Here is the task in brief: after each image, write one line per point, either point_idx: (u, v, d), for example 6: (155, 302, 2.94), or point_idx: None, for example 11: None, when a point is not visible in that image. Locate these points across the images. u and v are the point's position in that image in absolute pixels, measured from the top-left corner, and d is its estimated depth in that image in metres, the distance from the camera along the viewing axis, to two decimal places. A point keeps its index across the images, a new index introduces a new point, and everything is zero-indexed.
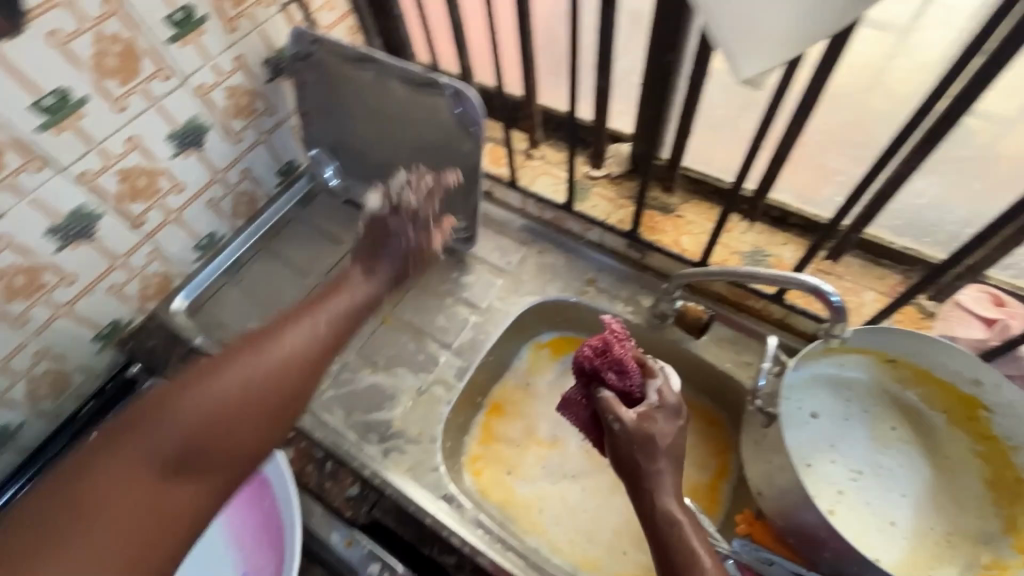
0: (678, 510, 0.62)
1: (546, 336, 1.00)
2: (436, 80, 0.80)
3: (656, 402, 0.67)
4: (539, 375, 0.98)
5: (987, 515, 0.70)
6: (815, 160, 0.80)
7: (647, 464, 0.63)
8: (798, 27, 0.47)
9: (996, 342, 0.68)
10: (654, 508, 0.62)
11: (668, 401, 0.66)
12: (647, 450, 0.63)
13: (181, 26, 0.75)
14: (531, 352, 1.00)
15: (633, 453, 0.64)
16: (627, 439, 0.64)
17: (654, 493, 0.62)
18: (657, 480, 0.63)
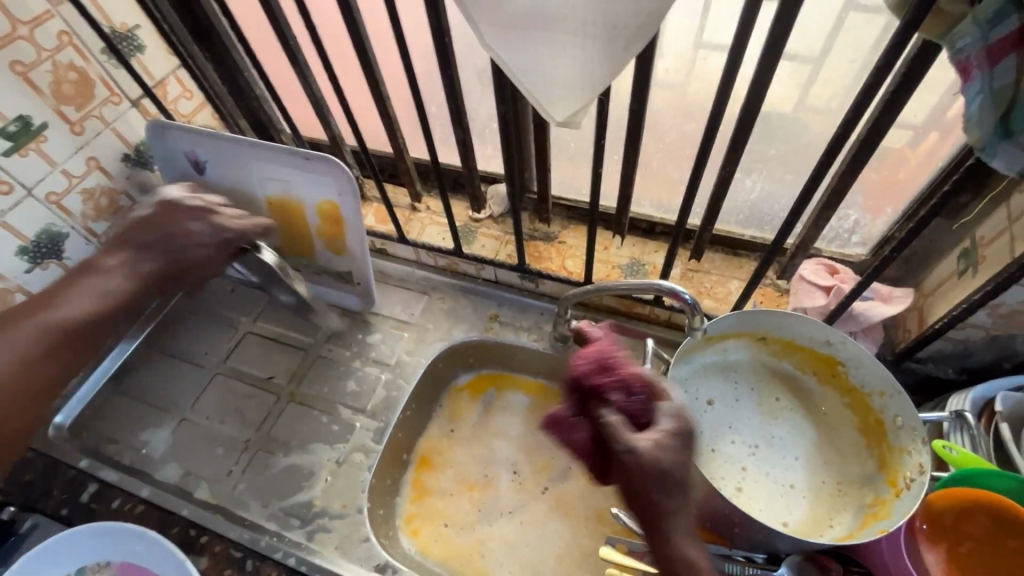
0: None
1: (463, 378, 0.93)
2: (309, 158, 0.78)
3: (675, 424, 0.46)
4: (462, 418, 0.90)
5: (865, 459, 0.69)
6: (661, 173, 0.83)
7: (665, 522, 0.43)
8: (587, 66, 0.46)
9: (836, 305, 0.71)
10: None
11: (689, 429, 0.46)
12: (663, 498, 0.43)
13: (17, 137, 0.72)
14: (451, 397, 0.92)
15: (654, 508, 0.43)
16: (644, 482, 0.43)
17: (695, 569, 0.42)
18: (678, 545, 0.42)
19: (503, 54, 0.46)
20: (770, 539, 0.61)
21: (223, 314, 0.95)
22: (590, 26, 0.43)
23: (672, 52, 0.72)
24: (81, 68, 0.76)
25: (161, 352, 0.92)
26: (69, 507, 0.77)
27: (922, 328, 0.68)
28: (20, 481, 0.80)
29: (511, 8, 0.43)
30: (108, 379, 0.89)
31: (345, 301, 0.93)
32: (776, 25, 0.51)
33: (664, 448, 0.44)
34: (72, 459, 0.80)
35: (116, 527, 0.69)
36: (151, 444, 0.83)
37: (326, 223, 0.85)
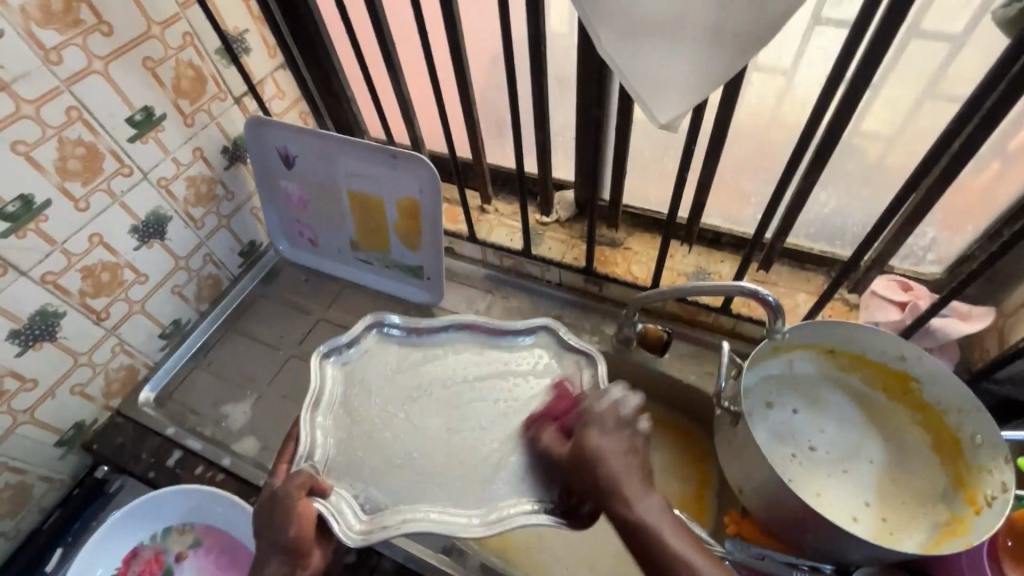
0: (660, 511, 0.49)
1: None
2: (396, 154, 0.83)
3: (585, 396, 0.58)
4: None
5: (936, 473, 0.68)
6: (733, 187, 0.84)
7: (598, 461, 0.49)
8: (697, 74, 0.48)
9: (912, 321, 0.71)
10: (632, 519, 0.48)
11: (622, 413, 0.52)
12: (584, 478, 0.51)
13: (141, 125, 0.78)
14: None
15: (593, 458, 0.50)
16: (630, 464, 0.50)
17: (629, 498, 0.48)
18: (624, 488, 0.49)
19: (614, 60, 0.49)
20: (841, 550, 0.61)
21: (299, 302, 1.01)
22: (706, 32, 0.45)
23: (784, 39, 0.66)
24: (198, 66, 0.82)
25: (240, 333, 0.98)
26: (157, 470, 0.84)
27: (1002, 348, 0.67)
28: (113, 444, 0.85)
29: (634, 13, 0.46)
30: (189, 357, 0.95)
31: (415, 295, 0.98)
32: (878, 32, 0.54)
33: (600, 450, 0.50)
34: (160, 426, 0.86)
35: (201, 492, 0.75)
36: (230, 418, 0.88)
37: (403, 217, 0.90)
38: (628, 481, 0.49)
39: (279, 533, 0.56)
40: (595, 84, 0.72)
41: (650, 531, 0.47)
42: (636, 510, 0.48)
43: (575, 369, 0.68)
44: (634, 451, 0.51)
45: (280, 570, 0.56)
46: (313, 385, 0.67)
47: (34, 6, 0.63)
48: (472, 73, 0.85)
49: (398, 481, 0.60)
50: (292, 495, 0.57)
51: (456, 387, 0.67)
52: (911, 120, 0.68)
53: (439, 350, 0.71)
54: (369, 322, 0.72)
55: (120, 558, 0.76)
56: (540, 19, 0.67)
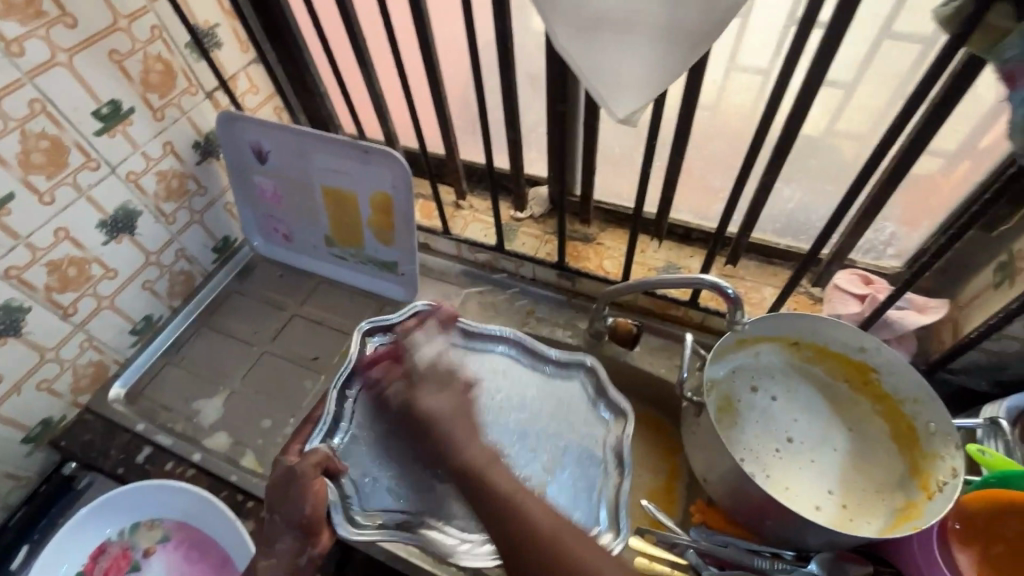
0: (477, 449, 0.54)
1: None
2: (367, 149, 0.83)
3: (415, 364, 0.63)
4: None
5: (894, 462, 0.70)
6: (701, 183, 0.86)
7: (423, 414, 0.56)
8: (652, 69, 0.49)
9: (870, 313, 0.74)
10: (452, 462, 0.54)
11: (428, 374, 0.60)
12: (416, 429, 0.57)
13: (108, 119, 0.77)
14: None
15: (419, 413, 0.56)
16: (450, 420, 0.56)
17: (453, 442, 0.54)
18: (449, 435, 0.55)
19: (571, 55, 0.50)
20: (800, 536, 0.62)
21: (273, 298, 1.01)
22: (659, 27, 0.46)
23: (745, 37, 0.68)
24: (167, 60, 0.82)
25: (213, 329, 0.98)
26: (126, 466, 0.83)
27: (956, 338, 0.70)
28: (81, 440, 0.85)
29: (587, 9, 0.47)
30: (161, 353, 0.94)
31: (390, 290, 0.99)
32: (830, 30, 0.55)
33: (427, 403, 0.57)
34: (129, 423, 0.86)
35: (170, 486, 0.74)
36: (202, 413, 0.88)
37: (376, 213, 0.90)
38: (460, 430, 0.55)
39: (293, 512, 0.64)
40: (562, 80, 0.73)
41: (468, 474, 0.53)
42: (456, 453, 0.54)
43: (601, 424, 0.75)
44: (456, 407, 0.57)
45: (292, 544, 0.65)
46: (353, 356, 0.74)
47: None
48: (444, 68, 0.85)
49: (393, 484, 0.68)
50: (308, 481, 0.64)
51: (481, 401, 0.75)
52: (869, 117, 0.70)
53: (481, 356, 0.79)
54: (420, 309, 0.78)
55: (87, 554, 0.75)
56: (506, 15, 0.68)
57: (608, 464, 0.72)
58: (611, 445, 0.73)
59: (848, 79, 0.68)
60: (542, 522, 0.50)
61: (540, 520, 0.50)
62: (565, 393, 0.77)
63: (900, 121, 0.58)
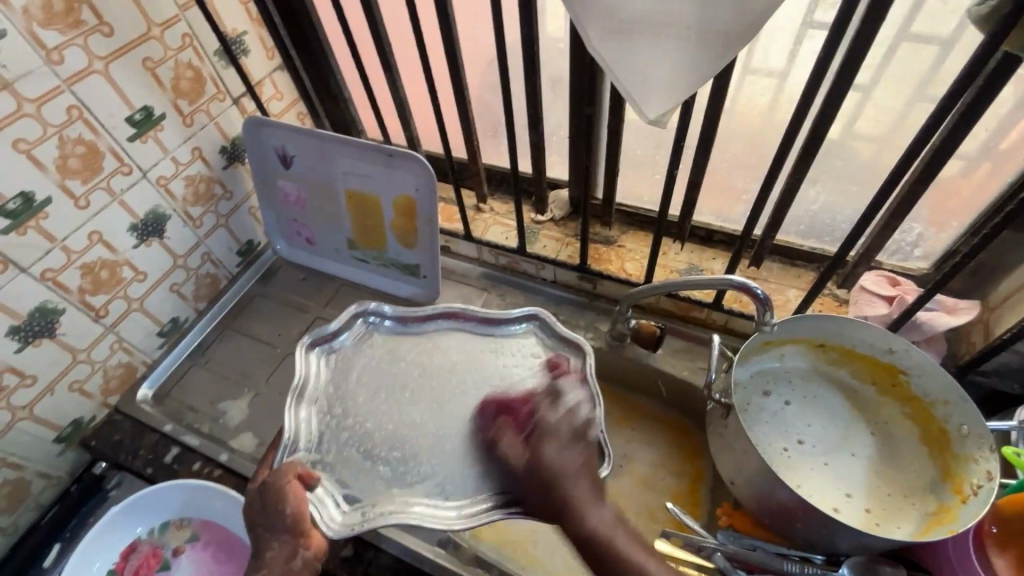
0: (607, 515, 0.57)
1: None
2: (391, 153, 0.84)
3: (557, 424, 0.59)
4: None
5: (924, 464, 0.69)
6: (724, 185, 0.86)
7: (558, 472, 0.56)
8: (684, 70, 0.49)
9: (898, 314, 0.73)
10: (586, 536, 0.56)
11: (574, 424, 0.60)
12: (541, 487, 0.57)
13: (140, 125, 0.79)
14: None
15: (547, 474, 0.56)
16: (570, 478, 0.56)
17: (570, 502, 0.56)
18: (574, 497, 0.56)
19: (603, 57, 0.50)
20: (831, 540, 0.62)
21: (297, 301, 1.02)
22: (694, 29, 0.46)
23: (771, 40, 0.68)
24: (197, 67, 0.84)
25: (237, 332, 0.99)
26: (154, 467, 0.84)
27: (988, 339, 0.69)
28: (111, 440, 0.86)
29: (620, 13, 0.47)
30: (187, 355, 0.96)
31: (411, 293, 0.99)
32: (860, 32, 0.55)
33: (552, 459, 0.57)
34: (157, 423, 0.87)
35: (199, 486, 0.75)
36: (228, 415, 0.89)
37: (399, 216, 0.91)
38: (581, 494, 0.56)
39: (275, 518, 0.59)
40: (587, 84, 0.73)
41: (597, 543, 0.56)
42: (589, 522, 0.56)
43: (558, 368, 0.71)
44: (587, 465, 0.58)
45: (284, 548, 0.60)
46: (298, 375, 0.70)
47: (36, 7, 0.64)
48: (467, 73, 0.86)
49: (372, 479, 0.63)
50: (281, 487, 0.60)
51: (442, 377, 0.71)
52: (897, 118, 0.69)
53: (427, 342, 0.75)
54: (354, 312, 0.75)
55: (117, 553, 0.76)
56: (532, 20, 0.68)
57: None
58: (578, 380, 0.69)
59: (866, 85, 0.68)
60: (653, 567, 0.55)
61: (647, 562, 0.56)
62: (515, 345, 0.73)
63: (931, 122, 0.57)
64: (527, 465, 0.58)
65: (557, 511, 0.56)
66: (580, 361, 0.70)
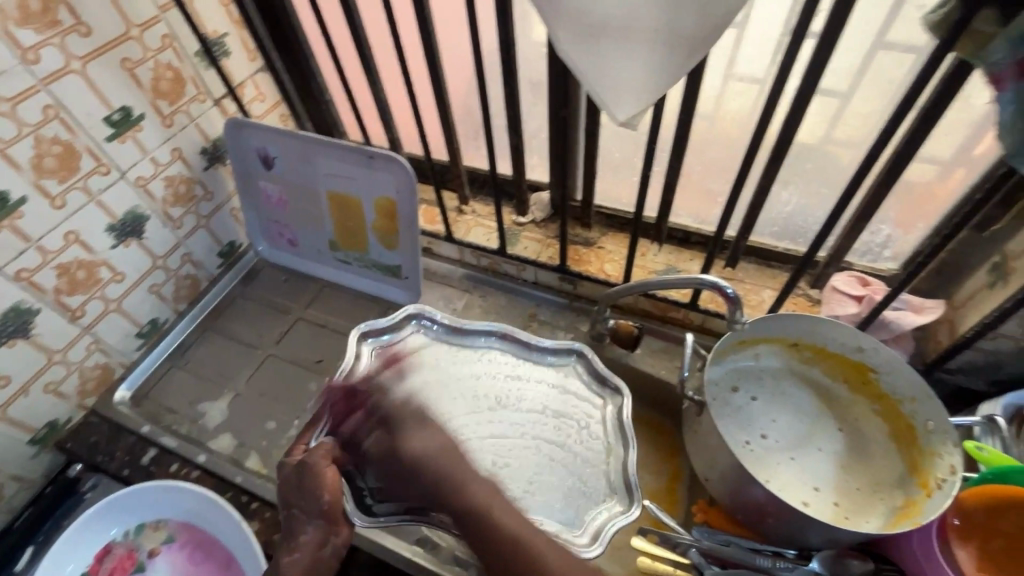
0: (485, 491, 0.56)
1: None
2: (372, 154, 0.85)
3: (392, 405, 0.63)
4: None
5: (893, 459, 0.71)
6: (700, 188, 0.87)
7: (418, 446, 0.59)
8: (651, 73, 0.50)
9: (867, 313, 0.75)
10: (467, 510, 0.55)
11: (410, 410, 0.62)
12: (405, 471, 0.59)
13: (118, 125, 0.79)
14: None
15: (408, 461, 0.58)
16: (435, 457, 0.58)
17: (452, 481, 0.56)
18: (449, 475, 0.56)
19: (572, 60, 0.51)
20: (801, 534, 0.63)
21: (278, 302, 1.02)
22: (660, 33, 0.48)
23: (741, 45, 0.69)
24: (177, 67, 0.84)
25: (218, 333, 0.98)
26: (131, 468, 0.84)
27: (953, 338, 0.71)
28: (87, 442, 0.85)
29: (589, 16, 0.48)
30: (166, 356, 0.95)
31: (393, 294, 1.00)
32: (823, 37, 0.57)
33: (417, 438, 0.59)
34: (134, 425, 0.86)
35: (175, 487, 0.75)
36: (207, 416, 0.89)
37: (381, 217, 0.91)
38: (454, 470, 0.57)
39: (313, 501, 0.60)
40: (564, 86, 0.74)
41: (473, 517, 0.54)
42: (466, 497, 0.55)
43: (596, 403, 0.77)
44: (446, 445, 0.59)
45: (315, 536, 0.60)
46: (350, 359, 0.75)
47: (12, 6, 0.64)
48: (448, 76, 0.87)
49: None
50: (322, 469, 0.61)
51: (481, 398, 0.76)
52: (862, 121, 0.71)
53: (473, 355, 0.80)
54: (410, 314, 0.81)
55: (92, 555, 0.75)
56: (509, 24, 0.69)
57: (613, 442, 0.74)
58: (610, 419, 0.75)
59: (842, 89, 0.70)
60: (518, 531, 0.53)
61: (515, 528, 0.53)
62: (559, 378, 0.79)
63: (893, 125, 0.59)
64: (406, 443, 0.59)
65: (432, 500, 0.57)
66: (617, 402, 0.76)
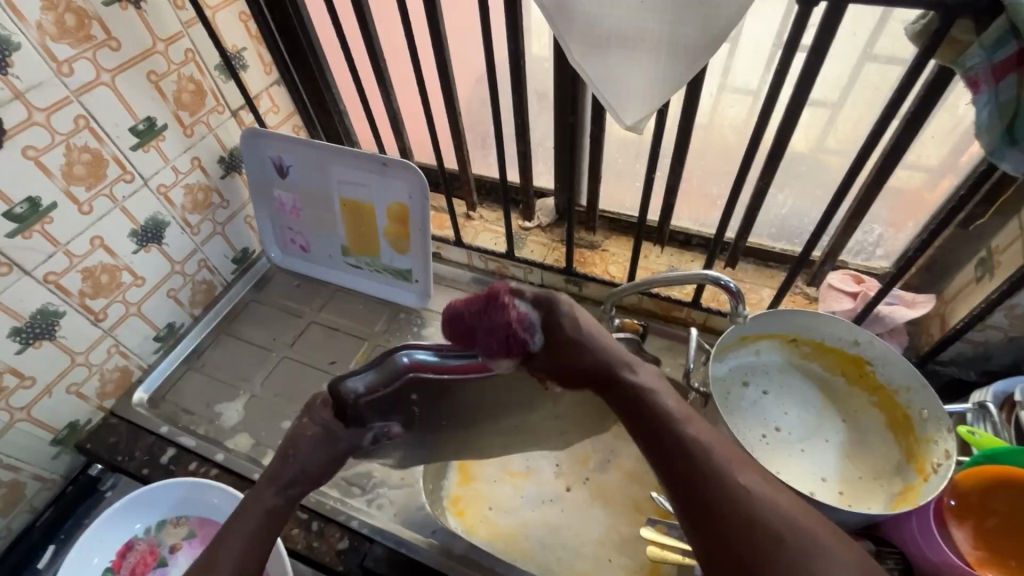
0: (653, 381, 0.57)
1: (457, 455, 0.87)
2: (384, 162, 0.88)
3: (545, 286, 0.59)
4: (472, 485, 0.86)
5: (892, 448, 0.74)
6: (700, 191, 0.91)
7: (581, 332, 0.58)
8: (656, 80, 0.54)
9: (862, 308, 0.78)
10: (637, 393, 0.55)
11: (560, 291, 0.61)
12: (575, 354, 0.58)
13: (143, 134, 0.82)
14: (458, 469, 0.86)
15: (578, 343, 0.58)
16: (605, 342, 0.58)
17: (623, 367, 0.57)
18: (621, 364, 0.57)
19: (581, 68, 0.55)
20: None
21: (291, 306, 1.05)
22: (664, 44, 0.52)
23: (736, 56, 0.74)
24: (198, 80, 0.87)
25: (232, 337, 1.01)
26: (150, 467, 0.86)
27: (943, 330, 0.74)
28: (107, 443, 0.87)
29: (599, 28, 0.52)
30: (183, 359, 0.98)
31: (403, 298, 1.03)
32: (814, 46, 0.61)
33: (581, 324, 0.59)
34: (153, 426, 0.88)
35: (197, 484, 0.77)
36: (223, 416, 0.91)
37: (393, 222, 0.94)
38: (623, 358, 0.58)
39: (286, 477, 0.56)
40: (571, 94, 0.78)
41: (648, 398, 0.54)
42: (636, 383, 0.56)
43: None
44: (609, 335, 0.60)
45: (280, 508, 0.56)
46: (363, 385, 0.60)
47: (50, 22, 0.68)
48: (458, 87, 0.91)
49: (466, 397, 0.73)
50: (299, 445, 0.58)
51: None
52: (849, 127, 0.75)
53: None
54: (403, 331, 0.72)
55: (114, 551, 0.77)
56: (519, 37, 0.73)
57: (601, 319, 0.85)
58: None
59: (833, 99, 0.74)
60: (676, 411, 0.53)
61: (673, 408, 0.54)
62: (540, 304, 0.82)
63: (880, 129, 0.63)
64: (568, 327, 0.58)
65: (603, 376, 0.57)
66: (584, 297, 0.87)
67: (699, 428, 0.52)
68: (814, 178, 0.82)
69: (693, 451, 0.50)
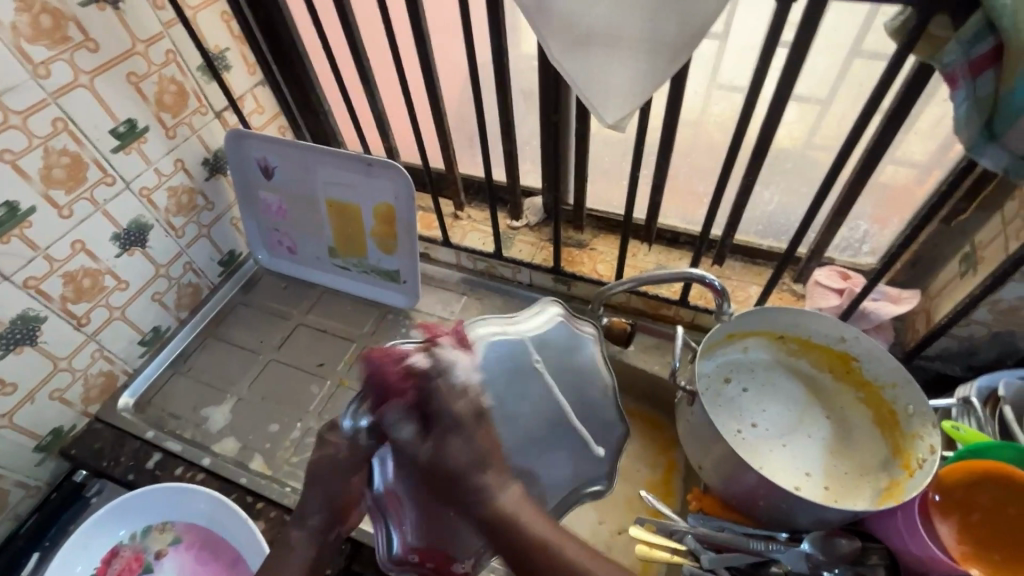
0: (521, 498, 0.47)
1: None
2: (369, 162, 0.88)
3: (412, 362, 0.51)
4: None
5: (878, 444, 0.74)
6: (688, 189, 0.91)
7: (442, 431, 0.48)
8: (637, 78, 0.54)
9: (848, 304, 0.78)
10: (496, 516, 0.45)
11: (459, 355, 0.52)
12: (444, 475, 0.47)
13: (124, 136, 0.81)
14: None
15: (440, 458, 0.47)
16: (463, 448, 0.47)
17: (484, 485, 0.46)
18: (484, 477, 0.47)
19: (562, 66, 0.55)
20: (791, 517, 0.66)
21: (279, 308, 1.04)
22: (644, 43, 0.51)
23: (720, 52, 0.73)
24: (180, 81, 0.86)
25: (219, 340, 1.00)
26: (136, 472, 0.85)
27: (929, 326, 0.75)
28: (92, 448, 0.86)
29: (578, 26, 0.52)
30: (169, 363, 0.97)
31: (391, 299, 1.02)
32: (796, 44, 0.61)
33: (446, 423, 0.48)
34: (139, 430, 0.88)
35: (183, 489, 0.76)
36: (210, 420, 0.90)
37: (379, 223, 0.94)
38: (491, 472, 0.47)
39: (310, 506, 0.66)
40: (555, 93, 0.78)
41: (506, 522, 0.45)
42: (498, 499, 0.46)
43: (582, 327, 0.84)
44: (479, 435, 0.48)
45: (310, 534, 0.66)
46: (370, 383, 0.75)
47: (25, 23, 0.67)
48: (444, 86, 0.91)
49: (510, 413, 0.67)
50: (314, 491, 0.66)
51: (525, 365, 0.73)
52: (835, 124, 0.75)
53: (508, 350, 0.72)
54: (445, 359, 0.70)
55: (99, 558, 0.77)
56: (502, 36, 0.73)
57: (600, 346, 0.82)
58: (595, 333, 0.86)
59: (817, 95, 0.74)
60: (547, 534, 0.45)
61: (543, 530, 0.45)
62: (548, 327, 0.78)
63: (862, 126, 0.63)
64: (435, 419, 0.48)
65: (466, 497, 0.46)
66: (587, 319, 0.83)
67: (565, 542, 0.45)
68: (800, 175, 0.82)
69: (560, 570, 0.43)
